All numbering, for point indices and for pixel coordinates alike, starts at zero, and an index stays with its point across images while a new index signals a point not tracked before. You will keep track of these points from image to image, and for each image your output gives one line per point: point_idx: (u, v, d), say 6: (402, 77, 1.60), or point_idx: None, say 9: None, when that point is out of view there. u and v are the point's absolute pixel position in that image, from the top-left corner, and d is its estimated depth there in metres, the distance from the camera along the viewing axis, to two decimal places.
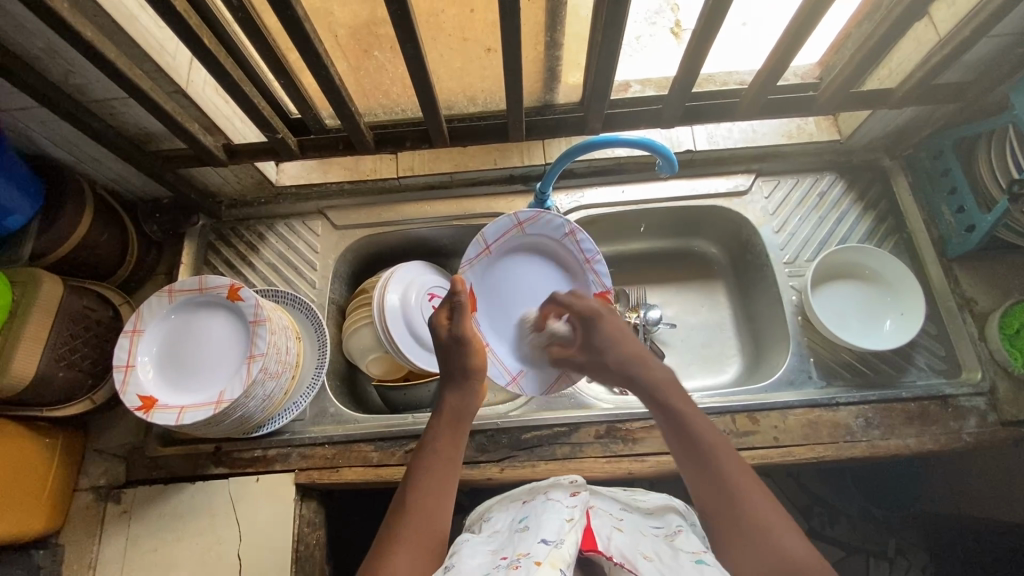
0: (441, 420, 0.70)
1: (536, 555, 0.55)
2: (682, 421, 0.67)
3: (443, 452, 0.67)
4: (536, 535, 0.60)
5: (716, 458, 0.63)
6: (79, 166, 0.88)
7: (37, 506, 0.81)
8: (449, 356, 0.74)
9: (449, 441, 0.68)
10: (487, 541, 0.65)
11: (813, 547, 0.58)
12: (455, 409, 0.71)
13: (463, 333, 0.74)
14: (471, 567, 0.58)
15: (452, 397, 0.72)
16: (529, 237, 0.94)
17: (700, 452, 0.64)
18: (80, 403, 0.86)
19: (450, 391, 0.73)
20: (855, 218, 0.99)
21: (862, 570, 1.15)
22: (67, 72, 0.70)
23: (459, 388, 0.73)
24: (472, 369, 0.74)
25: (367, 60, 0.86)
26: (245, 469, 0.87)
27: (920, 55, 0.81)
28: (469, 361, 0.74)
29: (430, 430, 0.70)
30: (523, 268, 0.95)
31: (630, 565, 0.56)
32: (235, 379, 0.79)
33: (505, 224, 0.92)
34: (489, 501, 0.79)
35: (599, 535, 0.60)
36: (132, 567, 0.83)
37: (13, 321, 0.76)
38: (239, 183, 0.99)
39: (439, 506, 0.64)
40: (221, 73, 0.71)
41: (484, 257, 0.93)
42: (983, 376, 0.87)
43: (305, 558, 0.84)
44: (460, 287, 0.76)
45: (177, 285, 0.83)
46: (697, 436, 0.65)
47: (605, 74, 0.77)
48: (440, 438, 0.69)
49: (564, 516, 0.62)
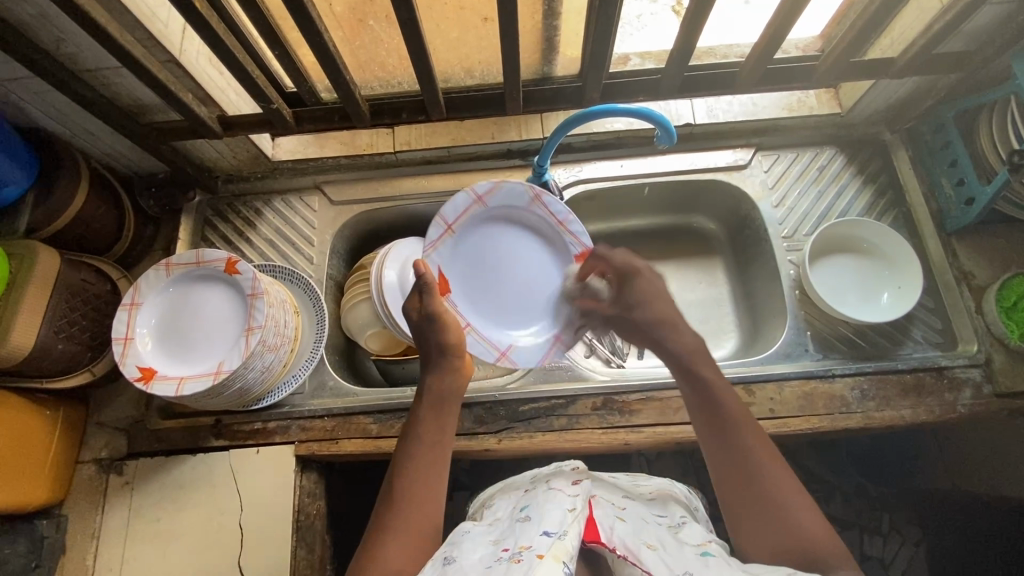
0: (423, 404, 0.70)
1: (539, 547, 0.56)
2: (710, 393, 0.68)
3: (428, 438, 0.68)
4: (538, 526, 0.60)
5: (744, 437, 0.65)
6: (73, 140, 0.87)
7: (40, 477, 0.82)
8: (422, 334, 0.75)
9: (434, 424, 0.69)
10: (488, 531, 0.66)
11: (826, 524, 0.60)
12: (435, 392, 0.71)
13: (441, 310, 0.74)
14: (473, 560, 0.59)
15: (432, 379, 0.72)
16: (492, 209, 0.90)
17: (725, 426, 0.66)
18: (79, 375, 0.86)
19: (432, 373, 0.73)
20: (854, 191, 0.99)
21: (855, 544, 1.17)
22: (59, 40, 0.69)
23: (438, 370, 0.72)
24: (448, 348, 0.74)
25: (363, 30, 0.85)
26: (245, 441, 0.88)
27: (923, 24, 0.80)
28: (444, 337, 0.74)
29: (413, 414, 0.71)
30: (493, 240, 0.91)
31: (633, 556, 0.58)
32: (234, 351, 0.79)
33: (462, 202, 0.88)
34: (490, 490, 0.81)
35: (602, 526, 0.61)
36: (135, 536, 0.85)
37: (10, 293, 0.76)
38: (235, 158, 0.98)
39: (430, 490, 0.65)
40: (214, 40, 0.70)
41: (474, 212, 0.89)
42: (980, 348, 0.87)
43: (306, 528, 0.85)
44: (425, 270, 0.75)
45: (175, 259, 0.83)
46: (725, 413, 0.66)
47: (603, 43, 0.76)
48: (424, 424, 0.69)
49: (566, 506, 0.63)
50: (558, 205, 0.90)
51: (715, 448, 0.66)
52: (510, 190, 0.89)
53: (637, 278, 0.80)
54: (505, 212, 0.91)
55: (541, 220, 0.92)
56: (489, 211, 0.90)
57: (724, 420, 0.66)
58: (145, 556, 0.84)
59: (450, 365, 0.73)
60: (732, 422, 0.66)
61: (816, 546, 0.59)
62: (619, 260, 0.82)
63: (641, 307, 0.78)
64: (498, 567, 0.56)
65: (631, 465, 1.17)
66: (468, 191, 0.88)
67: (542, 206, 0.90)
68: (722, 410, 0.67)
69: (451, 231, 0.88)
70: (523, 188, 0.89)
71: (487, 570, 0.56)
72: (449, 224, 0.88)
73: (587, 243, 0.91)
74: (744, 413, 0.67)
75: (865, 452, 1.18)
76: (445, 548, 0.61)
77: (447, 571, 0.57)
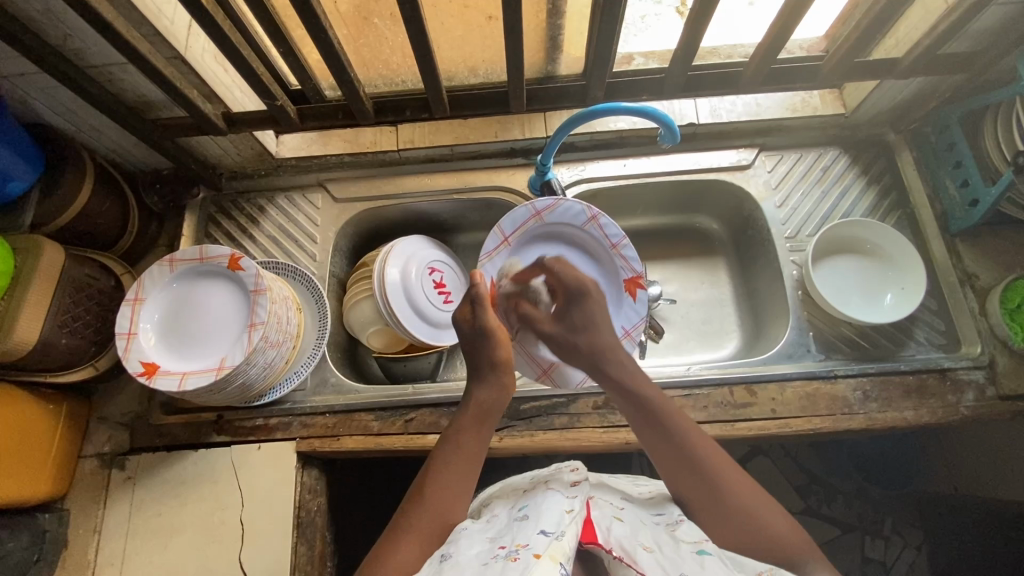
0: (467, 414, 0.71)
1: (536, 546, 0.56)
2: (643, 400, 0.69)
3: (468, 449, 0.68)
4: (535, 526, 0.60)
5: (688, 438, 0.66)
6: (79, 135, 0.88)
7: (42, 471, 0.82)
8: (473, 351, 0.74)
9: (474, 436, 0.69)
10: (485, 528, 0.65)
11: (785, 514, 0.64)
12: (481, 405, 0.71)
13: (490, 325, 0.74)
14: (469, 556, 0.58)
15: (480, 392, 0.72)
16: (549, 226, 0.94)
17: (669, 433, 0.66)
18: (82, 370, 0.86)
19: (479, 386, 0.73)
20: (858, 192, 0.99)
21: (856, 548, 1.16)
22: (65, 36, 0.70)
23: (489, 383, 0.73)
24: (500, 362, 0.74)
25: (367, 27, 0.85)
26: (246, 437, 0.88)
27: (928, 24, 0.80)
28: (497, 352, 0.73)
29: (456, 421, 0.71)
30: (545, 257, 0.95)
31: (629, 557, 0.58)
32: (236, 346, 0.80)
33: (522, 214, 0.93)
34: (488, 491, 0.80)
35: (598, 527, 0.62)
36: (137, 530, 0.85)
37: (15, 287, 0.76)
38: (239, 155, 0.99)
39: (457, 499, 0.65)
40: (219, 36, 0.70)
41: (504, 249, 0.94)
42: (983, 350, 0.87)
43: (306, 524, 0.85)
44: (478, 280, 0.76)
45: (178, 255, 0.84)
46: (669, 418, 0.67)
47: (607, 43, 0.76)
48: (464, 433, 0.69)
49: (564, 507, 0.63)
50: (614, 227, 0.93)
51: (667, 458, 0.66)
52: (567, 209, 0.93)
53: (586, 299, 0.77)
54: (558, 231, 0.95)
55: (595, 240, 0.95)
56: (515, 246, 0.94)
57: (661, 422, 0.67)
58: (146, 551, 0.84)
59: (498, 378, 0.73)
60: (673, 428, 0.66)
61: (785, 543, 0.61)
62: (572, 278, 0.78)
63: (591, 328, 0.75)
64: (494, 565, 0.56)
65: (631, 466, 1.17)
66: (496, 231, 0.93)
67: (598, 226, 0.93)
68: (659, 418, 0.67)
69: (491, 275, 0.93)
70: (523, 207, 0.92)
71: (483, 566, 0.56)
72: (486, 269, 0.93)
73: (638, 269, 0.93)
74: (680, 413, 0.68)
75: (867, 454, 1.18)
76: (443, 546, 0.61)
77: (443, 568, 0.57)
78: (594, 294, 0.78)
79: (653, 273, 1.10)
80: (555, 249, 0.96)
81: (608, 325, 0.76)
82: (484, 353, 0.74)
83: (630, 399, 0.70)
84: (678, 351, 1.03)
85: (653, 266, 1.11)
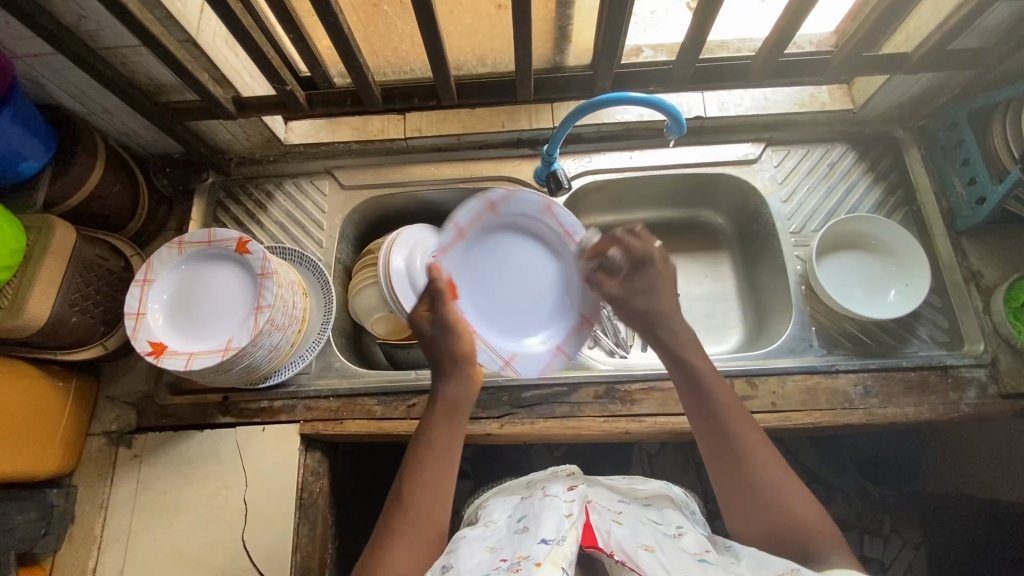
0: (438, 409, 0.72)
1: (537, 556, 0.57)
2: (696, 377, 0.70)
3: (440, 442, 0.70)
4: (535, 535, 0.61)
5: (730, 420, 0.67)
6: (90, 117, 0.89)
7: (51, 448, 0.84)
8: (433, 346, 0.75)
9: (445, 432, 0.71)
10: (484, 536, 0.66)
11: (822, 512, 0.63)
12: (447, 400, 0.73)
13: (449, 318, 0.75)
14: (471, 566, 0.60)
15: (447, 387, 0.74)
16: (503, 217, 0.90)
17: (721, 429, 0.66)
18: (91, 349, 0.88)
19: (445, 382, 0.74)
20: (865, 188, 0.98)
21: (855, 545, 1.16)
22: (79, 17, 0.71)
23: (454, 379, 0.74)
24: (460, 353, 0.75)
25: (377, 15, 0.85)
26: (251, 418, 0.89)
27: (939, 19, 0.79)
28: (457, 346, 0.75)
29: (425, 419, 0.72)
30: (511, 250, 0.91)
31: (631, 561, 0.58)
32: (242, 328, 0.81)
33: (476, 207, 0.87)
34: (486, 492, 0.82)
35: (599, 531, 0.62)
36: (142, 508, 0.87)
37: (27, 265, 0.77)
38: (248, 140, 0.99)
39: (437, 494, 0.67)
40: (231, 20, 0.71)
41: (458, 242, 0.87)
42: (986, 348, 0.87)
43: (308, 505, 0.86)
44: (437, 275, 0.77)
45: (187, 238, 0.85)
46: (714, 399, 0.68)
47: (616, 32, 0.76)
48: (435, 430, 0.71)
49: (563, 512, 0.63)
50: (568, 216, 0.91)
51: (714, 441, 0.67)
52: (524, 198, 0.89)
53: (651, 264, 0.77)
54: (522, 223, 0.92)
55: (548, 229, 0.92)
56: (470, 241, 0.88)
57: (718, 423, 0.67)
58: (150, 529, 0.86)
59: (461, 369, 0.75)
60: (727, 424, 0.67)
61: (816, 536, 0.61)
62: (640, 248, 0.77)
63: (653, 296, 0.76)
64: None
65: (631, 458, 1.18)
66: (450, 224, 0.86)
67: (553, 215, 0.91)
68: (715, 410, 0.68)
69: (450, 268, 0.86)
70: (474, 200, 0.86)
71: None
72: (448, 262, 0.86)
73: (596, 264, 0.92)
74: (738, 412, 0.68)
75: (867, 453, 1.18)
76: (444, 557, 0.63)
77: None
78: (657, 262, 0.77)
79: None
80: (519, 241, 0.92)
81: (677, 312, 0.75)
82: (439, 347, 0.75)
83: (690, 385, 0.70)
84: None
85: None
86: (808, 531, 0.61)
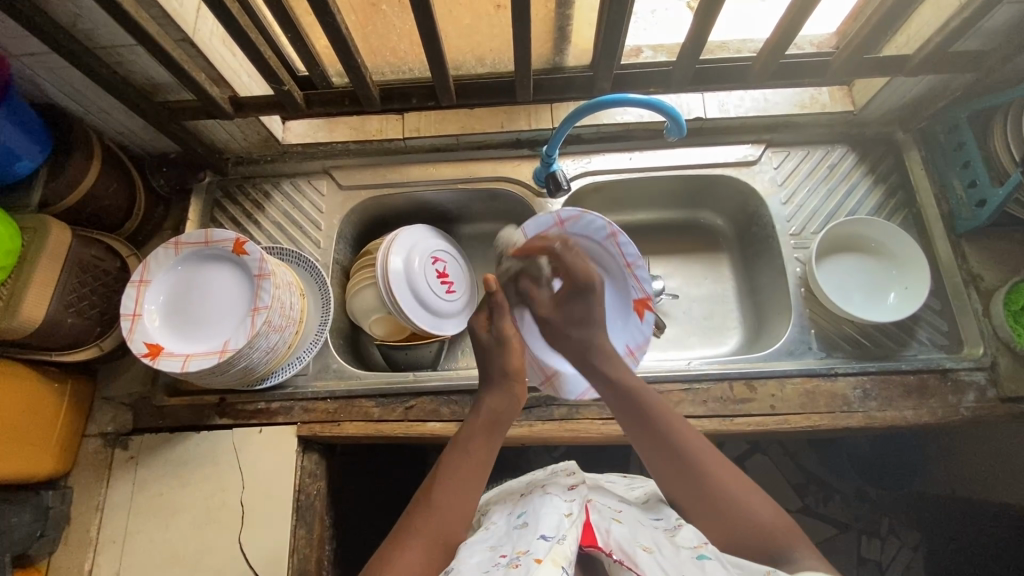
0: (479, 420, 0.73)
1: (536, 551, 0.57)
2: (632, 400, 0.71)
3: (476, 452, 0.70)
4: (535, 531, 0.61)
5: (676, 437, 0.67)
6: (87, 117, 0.88)
7: (47, 449, 0.83)
8: (487, 358, 0.77)
9: (483, 442, 0.71)
10: (483, 538, 0.65)
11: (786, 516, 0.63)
12: (491, 411, 0.73)
13: (504, 334, 0.77)
14: (470, 566, 0.59)
15: (492, 397, 0.75)
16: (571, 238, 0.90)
17: (659, 432, 0.68)
18: (87, 350, 0.87)
19: (491, 394, 0.75)
20: (865, 190, 0.98)
21: (852, 546, 1.16)
22: (75, 16, 0.70)
23: (499, 391, 0.75)
24: (512, 370, 0.76)
25: (376, 15, 0.85)
26: (248, 420, 0.89)
27: (940, 21, 0.79)
28: (508, 361, 0.76)
29: (467, 426, 0.73)
30: None
31: (630, 560, 0.58)
32: (239, 330, 0.80)
33: (545, 222, 0.89)
34: (489, 494, 0.82)
35: (598, 530, 0.62)
36: (139, 509, 0.86)
37: (22, 267, 0.76)
38: (246, 140, 0.99)
39: (462, 505, 0.66)
40: (228, 19, 0.70)
41: None
42: (985, 351, 0.86)
43: (305, 507, 0.86)
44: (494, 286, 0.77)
45: (184, 238, 0.84)
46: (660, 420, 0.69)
47: (616, 33, 0.75)
48: (475, 440, 0.71)
49: (563, 511, 0.63)
50: (632, 248, 0.90)
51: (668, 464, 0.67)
52: (591, 222, 0.88)
53: (591, 294, 0.79)
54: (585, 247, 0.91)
55: (611, 255, 0.92)
56: None
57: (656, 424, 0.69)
58: (147, 530, 0.85)
59: (510, 387, 0.75)
60: (664, 424, 0.69)
61: (777, 536, 0.61)
62: (583, 272, 0.80)
63: (590, 326, 0.80)
64: (495, 572, 0.56)
65: (629, 460, 1.18)
66: (519, 234, 0.90)
67: (616, 244, 0.90)
68: (649, 413, 0.70)
69: None
70: (546, 215, 0.88)
71: (484, 575, 0.56)
72: None
73: (649, 290, 0.92)
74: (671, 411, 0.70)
75: (865, 454, 1.18)
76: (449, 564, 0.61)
77: None
78: (597, 288, 0.80)
79: (656, 268, 1.10)
80: None
81: (602, 325, 0.80)
82: (493, 361, 0.76)
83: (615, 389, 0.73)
84: (679, 345, 1.03)
85: (656, 261, 1.11)
86: (764, 526, 0.62)
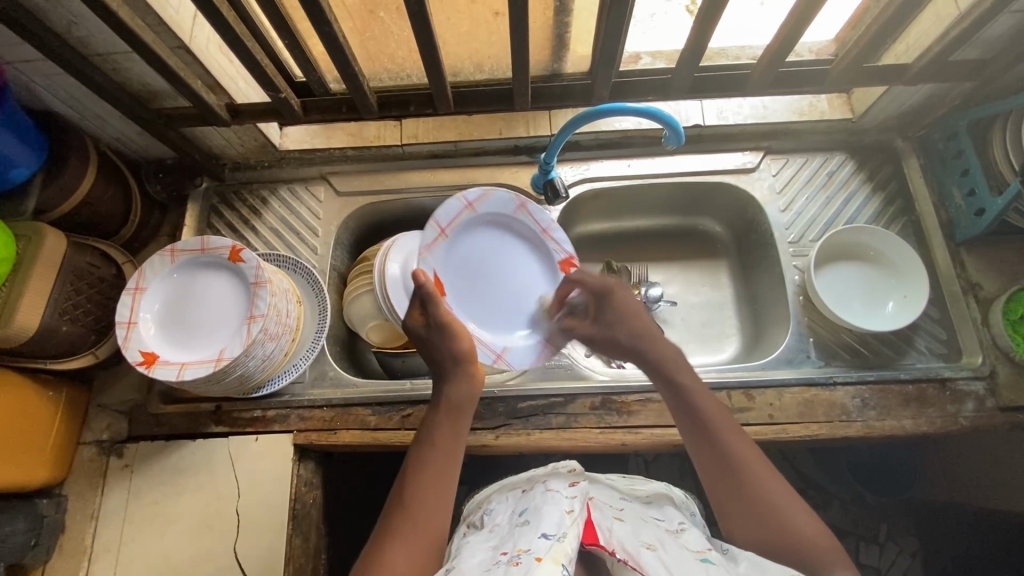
0: (441, 412, 0.71)
1: (537, 550, 0.57)
2: (682, 394, 0.69)
3: (443, 443, 0.69)
4: (536, 529, 0.61)
5: (721, 432, 0.66)
6: (83, 123, 0.88)
7: (41, 458, 0.83)
8: (432, 346, 0.73)
9: (448, 432, 0.69)
10: (487, 538, 0.66)
11: (824, 529, 0.61)
12: (452, 401, 0.71)
13: (445, 320, 0.73)
14: (471, 565, 0.60)
15: (450, 387, 0.72)
16: (483, 216, 0.89)
17: (707, 429, 0.66)
18: (82, 358, 0.87)
19: (450, 383, 0.73)
20: (864, 198, 0.98)
21: (851, 553, 1.16)
22: (70, 24, 0.70)
23: (456, 379, 0.72)
24: (462, 355, 0.73)
25: (373, 22, 0.84)
26: (244, 428, 0.89)
27: (939, 30, 0.79)
28: (457, 347, 0.73)
29: (429, 419, 0.71)
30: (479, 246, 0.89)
31: (632, 560, 0.57)
32: (235, 338, 0.80)
33: (454, 206, 0.86)
34: (484, 493, 0.82)
35: (600, 529, 0.62)
36: (134, 518, 0.86)
37: (16, 276, 0.76)
38: (243, 146, 0.99)
39: (438, 502, 0.65)
40: (224, 27, 0.70)
41: (438, 241, 0.85)
42: (984, 360, 0.86)
43: (301, 516, 0.86)
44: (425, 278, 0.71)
45: (179, 245, 0.84)
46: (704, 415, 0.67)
47: (614, 42, 0.75)
48: (439, 432, 0.69)
49: (564, 508, 0.63)
50: (545, 214, 0.92)
51: (710, 459, 0.65)
52: (498, 198, 0.89)
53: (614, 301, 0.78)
54: (501, 221, 0.91)
55: (527, 229, 0.92)
56: (453, 239, 0.87)
57: (705, 420, 0.67)
58: (142, 539, 0.85)
59: (463, 372, 0.73)
60: (710, 421, 0.67)
61: (816, 548, 0.59)
62: (596, 280, 0.79)
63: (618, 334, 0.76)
64: (496, 569, 0.56)
65: (628, 466, 1.17)
66: (433, 223, 0.84)
67: (528, 214, 0.91)
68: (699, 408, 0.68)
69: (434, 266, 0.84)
70: (455, 200, 0.85)
71: (485, 572, 0.57)
72: (429, 261, 0.84)
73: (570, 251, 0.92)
74: (718, 406, 0.69)
75: (864, 461, 1.18)
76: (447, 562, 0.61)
77: None
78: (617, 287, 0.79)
79: (655, 275, 1.10)
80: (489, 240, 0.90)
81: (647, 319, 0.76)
82: (437, 348, 0.73)
83: (663, 377, 0.71)
84: None
85: (655, 267, 1.10)
86: (805, 539, 0.60)
